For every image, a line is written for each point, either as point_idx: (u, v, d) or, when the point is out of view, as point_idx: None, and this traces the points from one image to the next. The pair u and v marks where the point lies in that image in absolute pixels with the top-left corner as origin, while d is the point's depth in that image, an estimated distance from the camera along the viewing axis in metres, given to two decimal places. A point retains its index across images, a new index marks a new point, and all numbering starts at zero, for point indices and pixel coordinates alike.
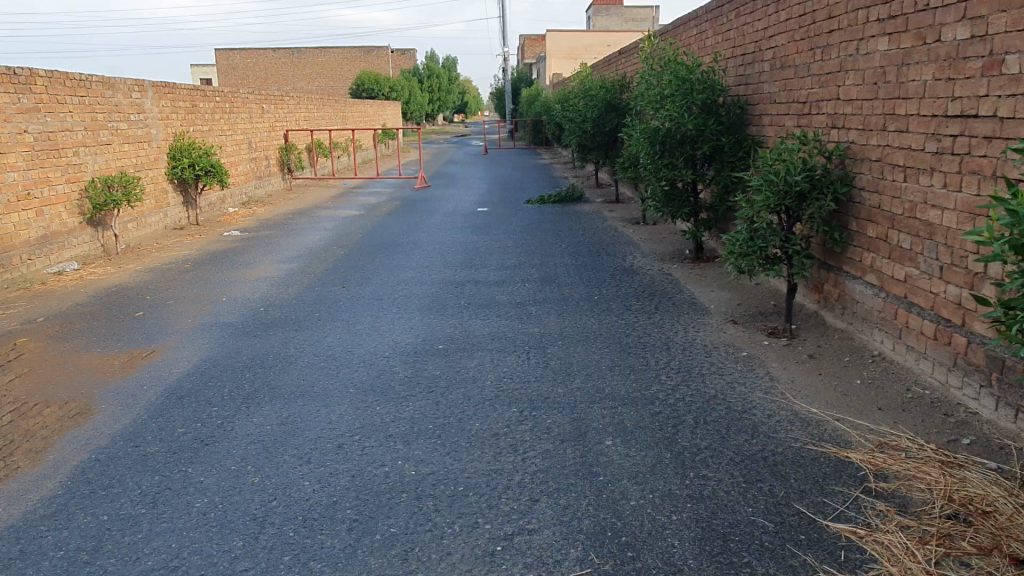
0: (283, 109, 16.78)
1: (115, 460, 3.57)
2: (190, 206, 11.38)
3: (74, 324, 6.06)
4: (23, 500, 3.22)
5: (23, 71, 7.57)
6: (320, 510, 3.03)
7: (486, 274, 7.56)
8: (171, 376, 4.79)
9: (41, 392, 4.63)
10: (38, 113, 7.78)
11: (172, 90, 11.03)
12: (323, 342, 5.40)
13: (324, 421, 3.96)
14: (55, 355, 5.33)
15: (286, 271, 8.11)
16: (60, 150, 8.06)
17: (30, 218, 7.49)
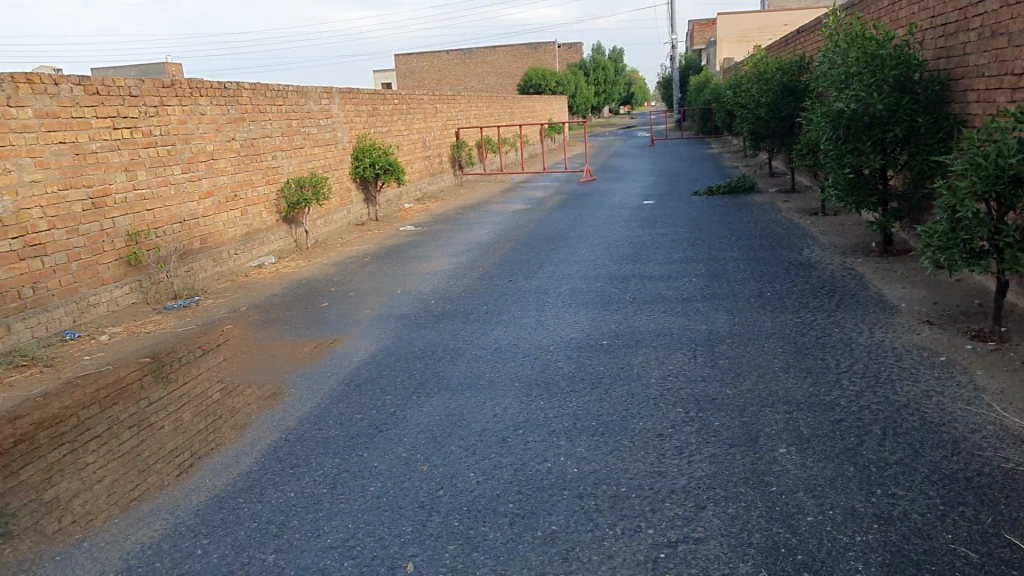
0: (455, 107, 17.40)
1: (302, 441, 3.87)
2: (371, 203, 12.15)
3: (271, 313, 6.65)
4: (226, 473, 3.58)
5: (232, 85, 8.33)
6: (483, 502, 3.10)
7: (652, 268, 7.39)
8: (352, 363, 5.13)
9: (243, 374, 5.14)
10: (243, 123, 8.55)
11: (356, 95, 11.76)
12: (490, 335, 5.52)
13: (489, 414, 4.04)
14: (255, 341, 5.87)
15: (456, 264, 8.41)
16: (261, 155, 8.86)
17: (237, 217, 8.32)
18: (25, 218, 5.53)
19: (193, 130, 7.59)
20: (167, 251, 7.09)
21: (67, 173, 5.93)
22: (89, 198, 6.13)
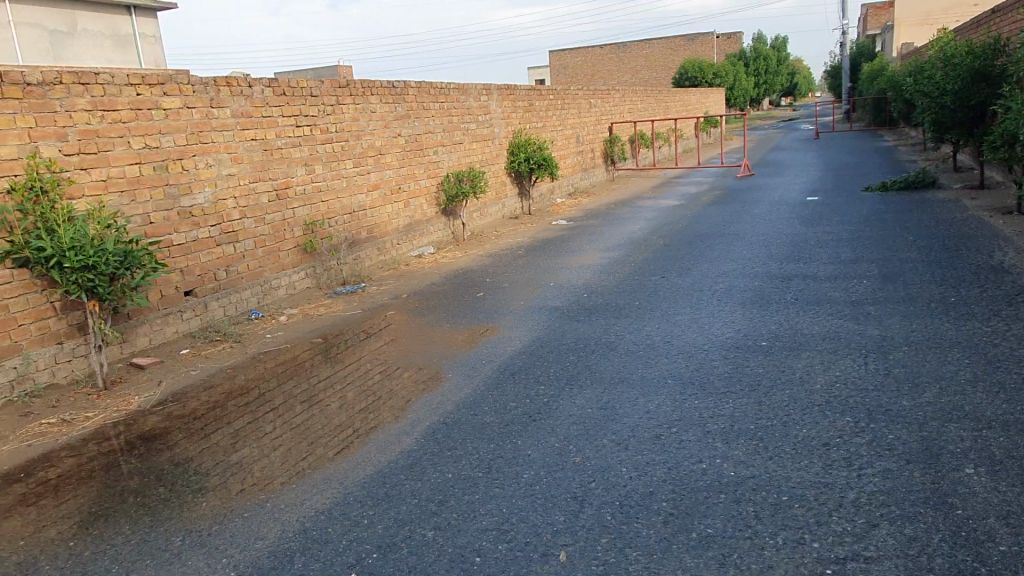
0: (609, 102, 17.29)
1: (459, 424, 4.02)
2: (525, 198, 12.38)
3: (430, 301, 6.95)
4: (390, 449, 3.80)
5: (399, 84, 8.74)
6: (636, 498, 3.07)
7: (817, 268, 6.97)
8: (506, 353, 5.26)
9: (405, 358, 5.42)
10: (409, 120, 8.97)
11: (513, 91, 11.99)
12: (643, 331, 5.45)
13: (642, 410, 3.99)
14: (415, 327, 6.17)
15: (608, 259, 8.37)
16: (424, 150, 9.27)
17: (400, 209, 8.76)
18: (222, 208, 6.12)
19: (364, 127, 8.07)
20: (338, 240, 7.60)
21: (257, 168, 6.51)
22: (274, 190, 6.70)
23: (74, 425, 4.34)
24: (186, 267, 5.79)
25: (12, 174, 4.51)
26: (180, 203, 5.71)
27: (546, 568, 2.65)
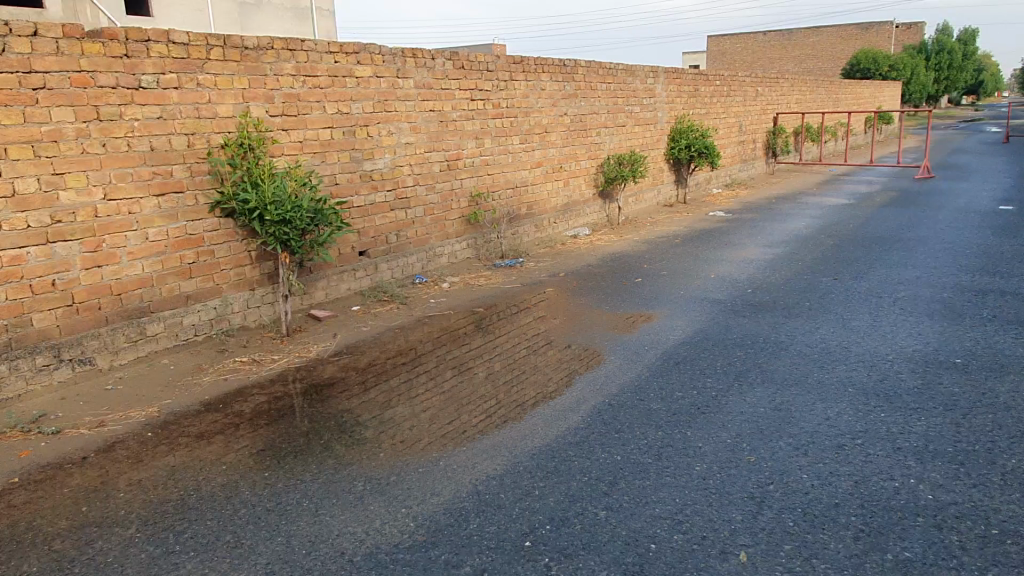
0: (776, 91, 16.43)
1: (624, 408, 3.98)
2: (682, 186, 12.05)
3: (586, 282, 6.93)
4: (556, 424, 3.81)
5: (570, 62, 8.69)
6: (821, 507, 2.91)
7: (1017, 284, 6.30)
8: (668, 341, 5.15)
9: (564, 335, 5.43)
10: (576, 99, 8.91)
11: (680, 75, 11.63)
12: (816, 333, 5.16)
13: (821, 415, 3.78)
14: (573, 307, 6.17)
15: (772, 255, 7.99)
16: (587, 131, 9.20)
17: (560, 187, 8.77)
18: (398, 174, 6.36)
19: (533, 103, 8.11)
20: (501, 214, 7.73)
21: (433, 138, 6.71)
22: (446, 160, 6.89)
23: (262, 364, 4.68)
24: (363, 228, 6.09)
25: (227, 130, 4.87)
26: (363, 167, 5.98)
27: (725, 567, 2.57)
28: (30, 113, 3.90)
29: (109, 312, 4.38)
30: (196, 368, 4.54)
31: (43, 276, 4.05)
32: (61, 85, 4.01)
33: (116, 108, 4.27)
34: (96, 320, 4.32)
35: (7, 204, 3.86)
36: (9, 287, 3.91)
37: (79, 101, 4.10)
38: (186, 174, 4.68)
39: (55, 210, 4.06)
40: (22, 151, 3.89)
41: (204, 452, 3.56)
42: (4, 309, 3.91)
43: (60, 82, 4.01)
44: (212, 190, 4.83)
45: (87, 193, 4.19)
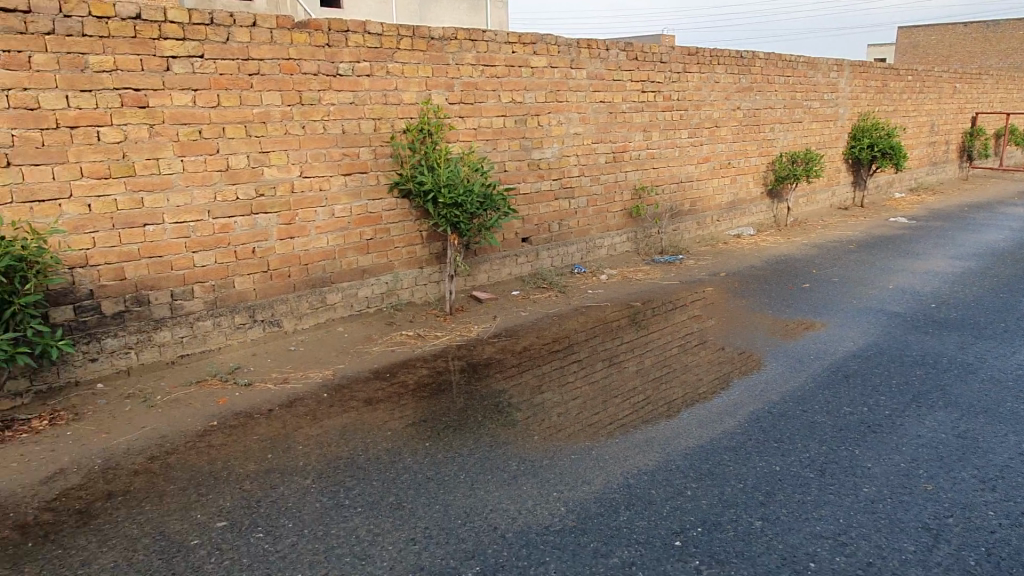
0: (978, 88, 14.88)
1: (786, 418, 3.82)
2: (860, 188, 11.26)
3: (749, 284, 6.67)
4: (712, 427, 3.73)
5: (748, 55, 8.35)
6: (1009, 550, 2.65)
7: None
8: (837, 352, 4.86)
9: (724, 336, 5.28)
10: (751, 93, 8.55)
11: (867, 69, 10.82)
12: (1012, 358, 4.67)
13: (1013, 449, 3.43)
14: (734, 308, 5.97)
15: (961, 269, 7.30)
16: (761, 126, 8.81)
17: (726, 184, 8.49)
18: (565, 164, 6.43)
19: (706, 97, 7.88)
20: (663, 208, 7.61)
21: (601, 129, 6.72)
22: (612, 152, 6.88)
23: (425, 339, 4.92)
24: (527, 216, 6.22)
25: (410, 116, 5.15)
26: (531, 156, 6.11)
27: None
28: (245, 96, 4.32)
29: (297, 280, 4.78)
30: (367, 338, 4.87)
31: (245, 244, 4.49)
32: (272, 71, 4.40)
33: (316, 93, 4.63)
34: (285, 287, 4.74)
35: (222, 177, 4.30)
36: (219, 252, 4.38)
37: (285, 86, 4.48)
38: (371, 156, 4.99)
39: (259, 184, 4.48)
40: (237, 130, 4.32)
41: (371, 415, 3.73)
42: (213, 271, 4.37)
43: (272, 69, 4.40)
44: (393, 171, 5.13)
45: (286, 170, 4.58)
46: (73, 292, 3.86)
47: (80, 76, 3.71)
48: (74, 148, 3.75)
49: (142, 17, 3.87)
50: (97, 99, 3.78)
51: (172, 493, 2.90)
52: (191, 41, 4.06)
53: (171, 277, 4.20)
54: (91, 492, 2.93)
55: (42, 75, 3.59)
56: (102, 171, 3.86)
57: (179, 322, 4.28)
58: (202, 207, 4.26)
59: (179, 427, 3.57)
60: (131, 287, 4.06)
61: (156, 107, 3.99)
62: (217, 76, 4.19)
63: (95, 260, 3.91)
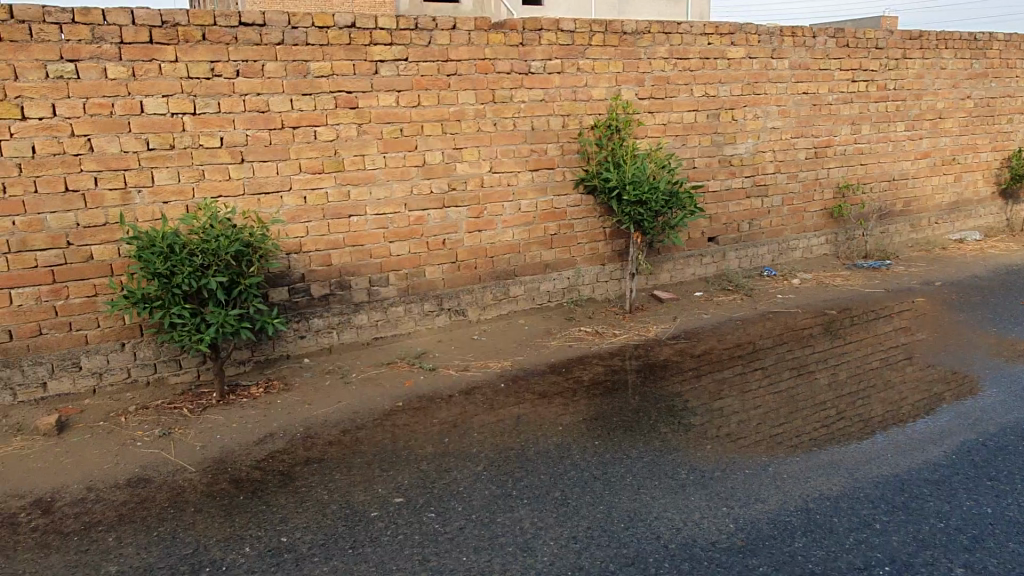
0: None
1: (1003, 453, 3.36)
2: None
3: (969, 296, 5.94)
4: (911, 455, 3.37)
5: (984, 36, 7.37)
6: None
7: None
8: None
9: (934, 353, 4.74)
10: (986, 79, 7.55)
11: None
12: None
13: None
14: (949, 322, 5.35)
15: None
16: (996, 117, 7.76)
17: (949, 182, 7.60)
18: (759, 160, 6.10)
19: (929, 85, 7.08)
20: (870, 209, 6.98)
21: (802, 123, 6.28)
22: (813, 147, 6.42)
23: (603, 337, 4.91)
24: (715, 214, 5.99)
25: (598, 113, 5.14)
26: (723, 152, 5.86)
27: None
28: (443, 96, 4.55)
29: (482, 272, 4.99)
30: (546, 332, 4.98)
31: (437, 236, 4.75)
32: (468, 71, 4.60)
33: (508, 91, 4.77)
34: (471, 278, 4.96)
35: (418, 172, 4.58)
36: (413, 242, 4.68)
37: (480, 85, 4.66)
38: (559, 152, 5.06)
39: (452, 179, 4.71)
40: (434, 128, 4.56)
41: (544, 409, 3.79)
42: (407, 260, 4.68)
43: (468, 69, 4.60)
44: (579, 167, 5.16)
45: (477, 166, 4.77)
46: (288, 275, 4.31)
47: (303, 81, 4.11)
48: (295, 147, 4.17)
49: (356, 25, 4.19)
50: (315, 101, 4.17)
51: (359, 465, 3.16)
52: (397, 46, 4.34)
53: (370, 265, 4.56)
54: (293, 457, 3.27)
55: (272, 81, 4.03)
56: (317, 166, 4.26)
57: (375, 307, 4.63)
58: (400, 200, 4.57)
59: (370, 405, 3.87)
60: (336, 272, 4.46)
61: (365, 108, 4.32)
62: (419, 77, 4.45)
63: (307, 246, 4.34)
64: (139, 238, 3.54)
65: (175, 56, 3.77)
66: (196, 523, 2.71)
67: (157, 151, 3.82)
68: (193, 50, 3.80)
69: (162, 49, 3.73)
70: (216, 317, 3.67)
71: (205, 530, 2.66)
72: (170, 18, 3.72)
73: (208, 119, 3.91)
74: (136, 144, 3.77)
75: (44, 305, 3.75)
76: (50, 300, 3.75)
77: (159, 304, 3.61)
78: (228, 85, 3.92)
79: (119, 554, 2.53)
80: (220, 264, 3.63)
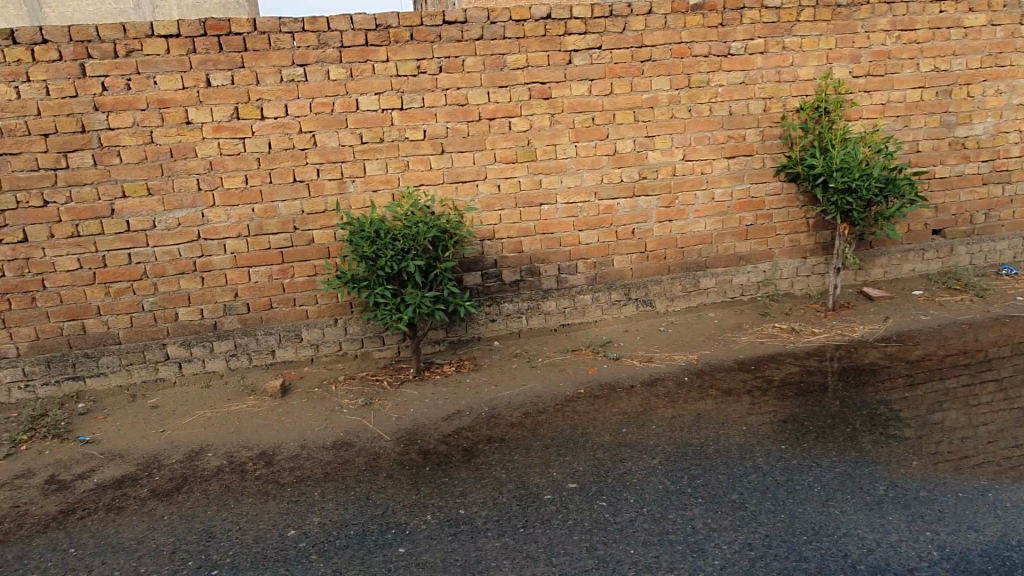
0: None
1: None
2: None
3: None
4: None
5: None
6: None
7: None
8: None
9: None
10: None
11: None
12: None
13: None
14: None
15: None
16: None
17: None
18: (1001, 142, 5.34)
19: None
20: None
21: None
22: None
23: (801, 335, 4.60)
24: (943, 204, 5.33)
25: (805, 94, 4.78)
26: (954, 133, 5.20)
27: None
28: (636, 82, 4.47)
29: (672, 262, 4.88)
30: (738, 326, 4.78)
31: (627, 225, 4.72)
32: (664, 56, 4.47)
33: (705, 75, 4.57)
34: (660, 268, 4.87)
35: (609, 160, 4.57)
36: (602, 231, 4.68)
37: (676, 70, 4.52)
38: (759, 138, 4.78)
39: (643, 167, 4.64)
40: (626, 115, 4.51)
41: (729, 406, 3.63)
42: (596, 248, 4.71)
43: (663, 54, 4.47)
44: (781, 154, 4.84)
45: (671, 154, 4.66)
46: (482, 260, 4.52)
47: (499, 74, 4.25)
48: (490, 138, 4.34)
49: (552, 16, 4.24)
50: (510, 93, 4.30)
51: (536, 448, 3.25)
52: (592, 34, 4.33)
53: (559, 252, 4.64)
54: (476, 434, 3.44)
55: (471, 75, 4.21)
56: (511, 156, 4.40)
57: (563, 294, 4.72)
58: (590, 188, 4.59)
59: (552, 390, 3.96)
60: (526, 260, 4.60)
61: (558, 97, 4.38)
62: (613, 64, 4.41)
63: (500, 234, 4.51)
64: (352, 224, 3.91)
65: (386, 56, 4.07)
66: (387, 488, 2.95)
67: (369, 144, 4.17)
68: (401, 50, 4.08)
69: (375, 50, 4.05)
70: (414, 299, 3.93)
71: (394, 495, 2.89)
72: (383, 21, 4.01)
73: (413, 113, 4.19)
74: (352, 138, 4.14)
75: (275, 282, 4.26)
76: (280, 278, 4.26)
77: (366, 284, 3.95)
78: (433, 81, 4.16)
79: (321, 507, 2.83)
80: (419, 249, 3.88)
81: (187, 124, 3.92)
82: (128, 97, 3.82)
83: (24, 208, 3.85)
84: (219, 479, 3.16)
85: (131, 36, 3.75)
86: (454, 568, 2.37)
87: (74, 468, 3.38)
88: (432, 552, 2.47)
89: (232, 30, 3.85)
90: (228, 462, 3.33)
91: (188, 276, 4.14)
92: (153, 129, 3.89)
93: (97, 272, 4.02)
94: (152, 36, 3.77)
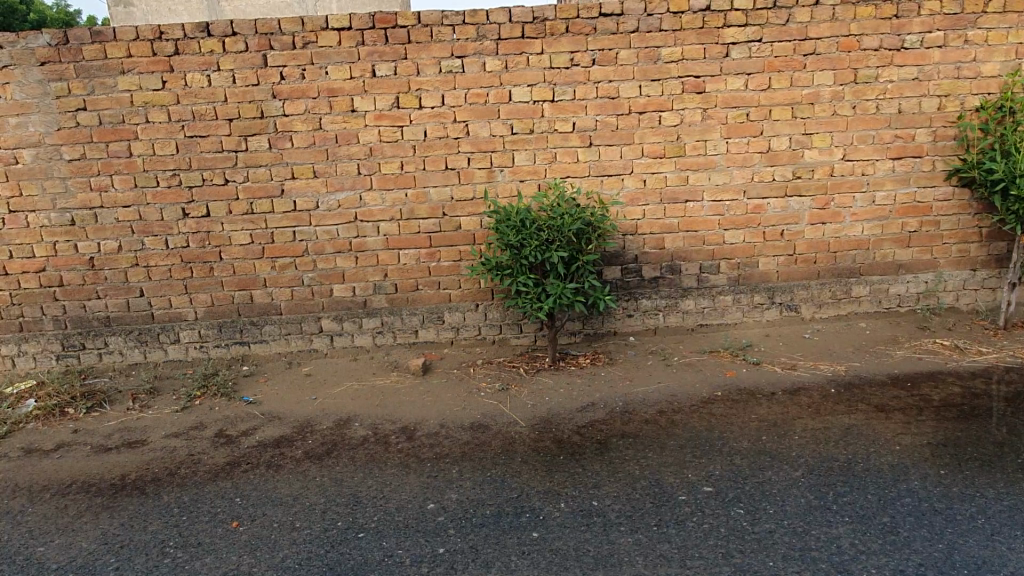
0: None
1: None
2: None
3: None
4: None
5: None
6: None
7: None
8: None
9: None
10: None
11: None
12: None
13: None
14: None
15: None
16: None
17: None
18: None
19: None
20: None
21: None
22: None
23: (965, 353, 4.25)
24: None
25: (987, 92, 4.36)
26: None
27: None
28: (797, 77, 4.27)
29: (823, 267, 4.65)
30: (892, 339, 4.50)
31: (776, 226, 4.54)
32: (829, 50, 4.24)
33: (874, 70, 4.29)
34: (809, 273, 4.65)
35: (762, 158, 4.40)
36: (749, 231, 4.54)
37: (841, 64, 4.27)
38: (929, 138, 4.44)
39: (798, 166, 4.44)
40: (784, 112, 4.32)
41: (880, 423, 3.43)
42: (741, 249, 4.57)
43: (829, 47, 4.24)
44: (955, 156, 4.46)
45: (829, 153, 4.42)
46: (623, 255, 4.52)
47: (653, 67, 4.19)
48: (639, 131, 4.30)
49: (711, 8, 4.13)
50: (663, 87, 4.23)
51: (671, 448, 3.22)
52: (752, 26, 4.18)
53: (702, 251, 4.55)
54: (610, 428, 3.45)
55: (624, 68, 4.18)
56: (659, 151, 4.34)
57: (703, 293, 4.63)
58: (738, 186, 4.45)
59: (688, 390, 3.90)
60: (668, 256, 4.54)
61: (712, 92, 4.27)
62: (772, 58, 4.23)
63: (642, 229, 4.48)
64: (499, 212, 4.01)
65: (541, 48, 4.12)
66: (521, 473, 3.03)
67: (519, 135, 4.25)
68: (556, 42, 4.11)
69: (531, 42, 4.10)
70: (556, 289, 3.98)
71: (528, 480, 2.95)
72: (540, 13, 4.06)
73: (563, 105, 4.22)
74: (503, 129, 4.23)
75: (422, 265, 4.44)
76: (427, 261, 4.44)
77: (509, 272, 4.04)
78: (585, 73, 4.18)
79: (459, 485, 2.95)
80: (563, 240, 3.92)
81: (352, 112, 4.15)
82: (302, 86, 4.10)
83: (208, 185, 4.23)
84: (366, 448, 3.36)
85: (308, 28, 4.01)
86: (586, 559, 2.40)
87: (239, 425, 3.70)
88: (565, 541, 2.51)
89: (399, 23, 4.03)
90: (374, 433, 3.53)
91: (344, 255, 4.40)
92: (322, 116, 4.15)
93: (266, 247, 4.36)
94: (326, 29, 4.02)
